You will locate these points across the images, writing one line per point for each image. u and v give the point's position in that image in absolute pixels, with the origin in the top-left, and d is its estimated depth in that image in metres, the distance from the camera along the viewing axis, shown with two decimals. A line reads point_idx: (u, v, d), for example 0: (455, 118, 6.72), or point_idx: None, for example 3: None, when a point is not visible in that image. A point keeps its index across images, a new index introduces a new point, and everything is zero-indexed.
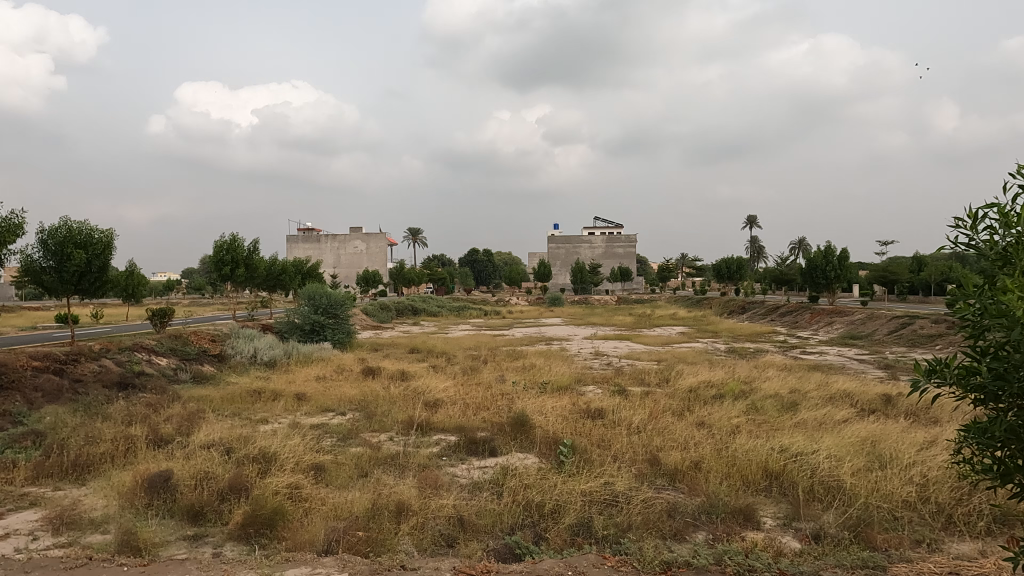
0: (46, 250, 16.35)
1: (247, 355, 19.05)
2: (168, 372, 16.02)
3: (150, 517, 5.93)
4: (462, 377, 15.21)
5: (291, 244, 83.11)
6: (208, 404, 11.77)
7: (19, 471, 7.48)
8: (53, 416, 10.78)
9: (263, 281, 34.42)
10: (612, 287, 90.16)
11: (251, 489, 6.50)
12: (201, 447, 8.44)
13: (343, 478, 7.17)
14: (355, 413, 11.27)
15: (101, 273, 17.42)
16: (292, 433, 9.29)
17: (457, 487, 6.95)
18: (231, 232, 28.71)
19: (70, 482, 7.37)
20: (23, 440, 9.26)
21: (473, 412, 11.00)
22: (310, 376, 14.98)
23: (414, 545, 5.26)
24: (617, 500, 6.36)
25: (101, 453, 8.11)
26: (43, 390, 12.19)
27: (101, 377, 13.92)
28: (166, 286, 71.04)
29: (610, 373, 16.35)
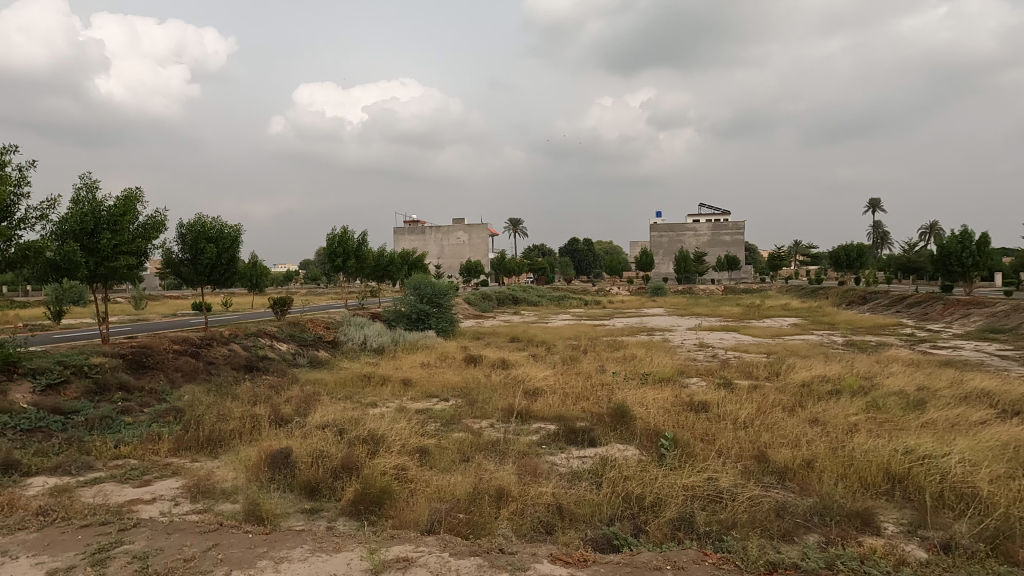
0: (183, 245, 18.04)
1: (358, 342, 20.09)
2: (288, 357, 17.22)
3: (272, 490, 6.42)
4: (562, 366, 15.26)
5: (398, 236, 86.54)
6: (323, 387, 12.57)
7: (163, 443, 8.35)
8: (190, 394, 11.93)
9: (373, 269, 35.99)
10: (719, 276, 86.95)
11: (362, 468, 6.88)
12: (317, 427, 9.02)
13: (445, 462, 7.43)
14: (458, 399, 11.60)
15: (230, 265, 18.94)
16: (399, 417, 9.74)
17: (557, 476, 6.99)
18: (342, 226, 30.25)
19: (205, 454, 8.15)
20: (166, 416, 10.33)
21: (573, 401, 11.01)
22: (416, 363, 15.59)
23: (514, 530, 5.37)
24: (721, 496, 6.14)
25: (231, 429, 8.88)
26: (183, 370, 13.52)
27: (230, 360, 15.20)
28: (285, 275, 76.03)
29: (716, 365, 15.80)
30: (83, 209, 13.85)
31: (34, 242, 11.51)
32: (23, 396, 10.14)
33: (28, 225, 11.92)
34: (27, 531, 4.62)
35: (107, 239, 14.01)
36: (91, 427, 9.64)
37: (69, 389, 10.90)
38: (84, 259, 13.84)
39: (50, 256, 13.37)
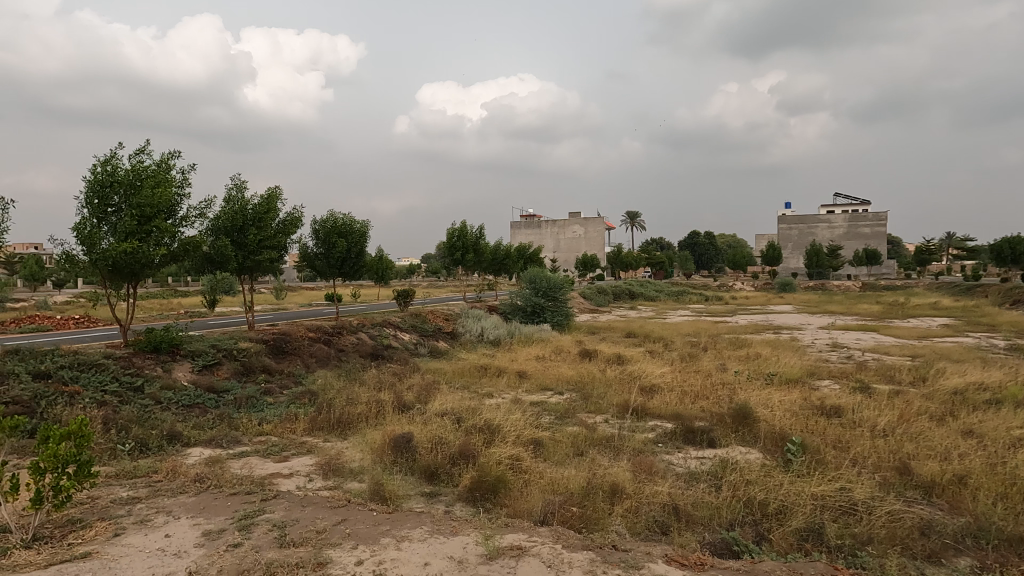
0: (318, 240, 19.39)
1: (475, 334, 20.68)
2: (410, 346, 18.04)
3: (395, 472, 6.76)
4: (680, 363, 14.83)
5: (515, 230, 87.85)
6: (442, 377, 13.06)
7: (300, 423, 9.08)
8: (323, 378, 12.87)
9: (490, 263, 36.83)
10: (856, 271, 80.49)
11: (478, 456, 7.08)
12: (436, 415, 9.39)
13: (559, 455, 7.46)
14: (572, 393, 11.61)
15: (358, 259, 20.12)
16: (514, 408, 9.91)
17: (673, 475, 6.80)
18: (461, 221, 31.16)
19: (336, 434, 8.75)
20: (302, 398, 11.22)
21: (692, 400, 10.66)
22: (531, 356, 15.78)
23: (627, 528, 5.30)
24: (855, 508, 5.69)
25: (358, 413, 9.46)
26: (317, 356, 14.59)
27: (359, 348, 16.19)
28: (408, 268, 79.59)
29: (851, 367, 14.65)
30: (233, 208, 15.29)
31: (193, 237, 12.84)
32: (184, 375, 11.42)
33: (188, 222, 13.34)
34: (187, 495, 5.16)
35: (253, 235, 15.38)
36: (239, 406, 10.66)
37: (221, 370, 12.12)
38: (234, 253, 15.30)
39: (206, 251, 14.92)
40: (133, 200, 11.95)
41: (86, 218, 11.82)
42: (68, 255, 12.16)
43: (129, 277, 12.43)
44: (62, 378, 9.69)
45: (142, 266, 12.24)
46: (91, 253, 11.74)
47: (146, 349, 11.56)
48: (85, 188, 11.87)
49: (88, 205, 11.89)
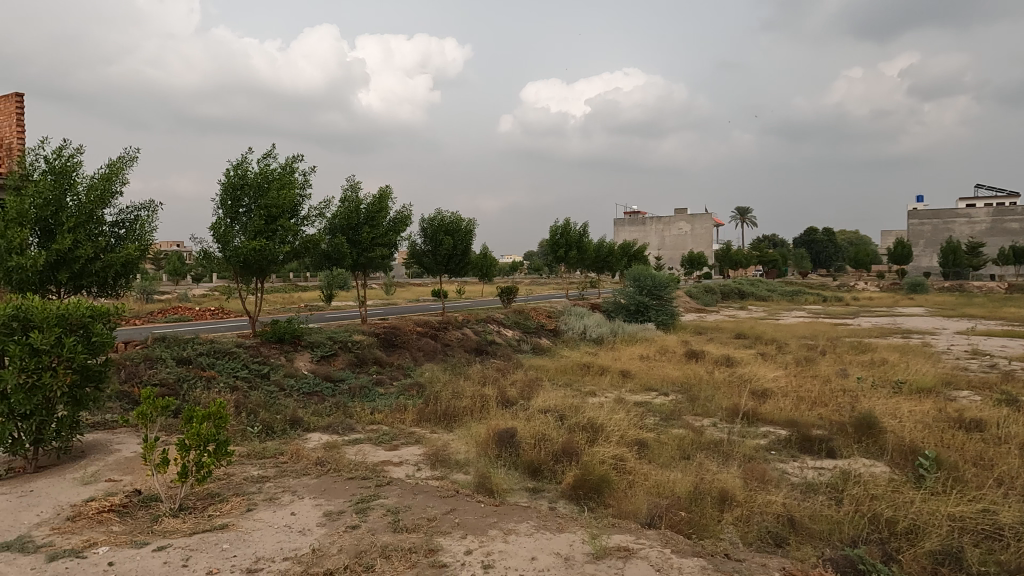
0: (426, 237, 20.08)
1: (578, 331, 20.63)
2: (514, 342, 18.29)
3: (500, 466, 6.87)
4: (795, 367, 14.04)
5: (618, 227, 86.72)
6: (545, 374, 13.13)
7: (409, 414, 9.47)
8: (430, 372, 13.34)
9: (594, 261, 36.58)
10: (1001, 271, 72.67)
11: (581, 454, 7.05)
12: (539, 411, 9.46)
13: (665, 457, 7.29)
14: (678, 394, 11.31)
15: (464, 256, 20.63)
16: (618, 408, 9.80)
17: (789, 485, 6.45)
18: (565, 218, 31.16)
19: (442, 426, 9.04)
20: (410, 390, 11.68)
21: (808, 406, 10.07)
22: (635, 355, 15.53)
23: (739, 537, 5.08)
24: (1001, 534, 5.15)
25: (464, 406, 9.73)
26: (425, 350, 15.13)
27: (464, 343, 16.61)
28: (511, 265, 80.57)
29: (995, 377, 13.24)
30: (349, 207, 16.14)
31: (313, 235, 13.66)
32: (305, 364, 12.24)
33: (309, 221, 14.21)
34: (309, 476, 5.52)
35: (366, 233, 16.16)
36: (353, 395, 11.26)
37: (337, 360, 12.86)
38: (349, 250, 16.15)
39: (324, 248, 15.85)
40: (261, 202, 12.92)
41: (221, 219, 12.94)
42: (206, 252, 13.34)
43: (258, 273, 13.43)
44: (201, 364, 10.65)
45: (269, 262, 13.21)
46: (226, 250, 12.83)
47: (272, 339, 12.49)
48: (220, 192, 13.00)
49: (222, 207, 13.01)
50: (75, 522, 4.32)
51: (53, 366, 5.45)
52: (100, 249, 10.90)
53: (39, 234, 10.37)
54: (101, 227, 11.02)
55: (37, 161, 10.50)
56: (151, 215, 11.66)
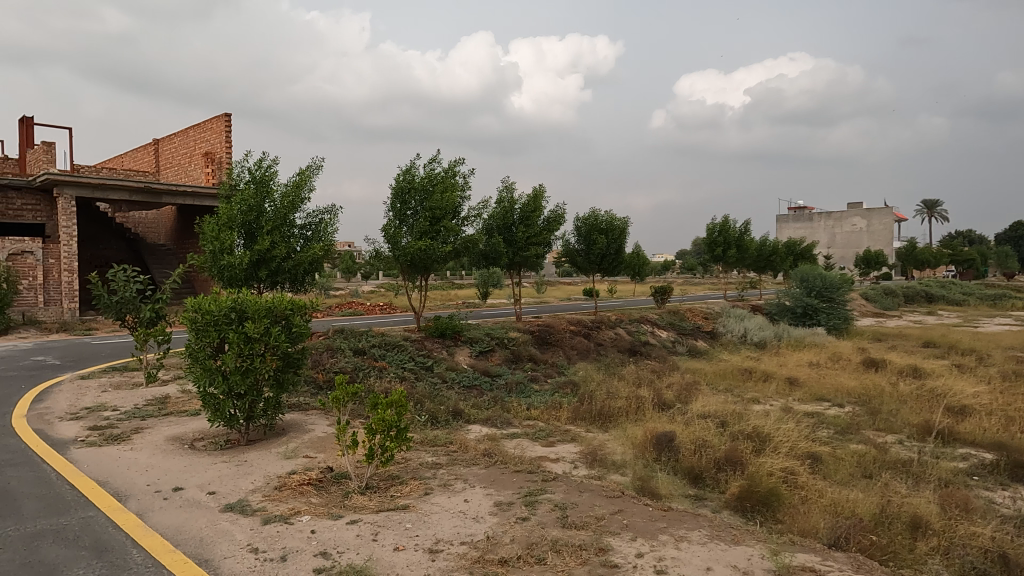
0: (579, 236, 20.19)
1: (738, 335, 19.64)
2: (668, 344, 17.81)
3: (660, 469, 6.72)
4: (1002, 383, 12.25)
5: (781, 224, 81.17)
6: (703, 377, 12.64)
7: (565, 411, 9.60)
8: (584, 370, 13.40)
9: (754, 260, 34.55)
10: None
11: (747, 464, 6.70)
12: (699, 416, 9.13)
13: (843, 474, 6.71)
14: (855, 406, 10.35)
15: (617, 256, 20.45)
16: (785, 417, 9.18)
17: (997, 517, 5.66)
18: (723, 215, 29.76)
19: (598, 425, 9.05)
20: (565, 388, 11.82)
21: (1020, 429, 8.74)
22: (803, 362, 14.45)
23: (941, 570, 4.55)
24: None
25: (619, 407, 9.66)
26: (578, 348, 15.23)
27: (617, 343, 16.48)
28: (663, 264, 78.63)
29: None
30: (504, 208, 16.66)
31: (473, 235, 14.24)
32: (464, 358, 12.85)
33: (468, 222, 14.86)
34: (478, 466, 5.78)
35: (521, 232, 16.58)
36: (510, 390, 11.62)
37: (494, 356, 13.35)
38: (506, 250, 16.68)
39: (482, 248, 16.49)
40: (426, 204, 13.72)
41: (391, 220, 13.94)
42: (378, 252, 14.44)
43: (423, 271, 14.29)
44: (374, 355, 11.56)
45: (433, 261, 13.98)
46: (395, 249, 13.82)
47: (434, 334, 13.24)
48: (390, 195, 14.02)
49: (392, 209, 14.03)
50: (282, 491, 4.89)
51: (263, 353, 6.21)
52: (292, 249, 12.21)
53: (245, 237, 11.83)
54: (293, 230, 12.32)
55: (243, 173, 11.99)
56: (332, 217, 12.83)
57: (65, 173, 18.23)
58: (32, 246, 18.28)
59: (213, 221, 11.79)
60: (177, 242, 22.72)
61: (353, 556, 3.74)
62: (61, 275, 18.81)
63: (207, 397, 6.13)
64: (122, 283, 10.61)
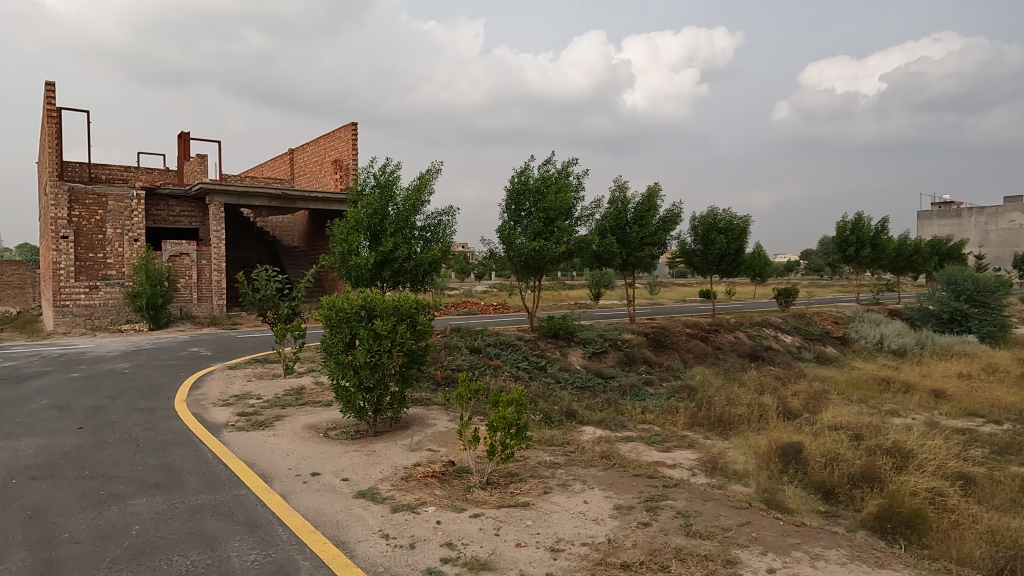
0: (696, 236, 19.57)
1: (873, 341, 18.20)
2: (793, 349, 16.83)
3: (787, 480, 6.37)
4: None
5: (923, 221, 74.21)
6: (834, 386, 11.82)
7: (681, 416, 9.35)
8: (701, 375, 12.95)
9: (892, 261, 31.83)
10: None
11: (887, 482, 6.19)
12: (829, 427, 8.55)
13: (1003, 499, 6.03)
14: (1015, 424, 9.27)
15: (737, 256, 19.61)
16: (931, 433, 8.38)
17: None
18: (856, 212, 27.67)
19: (717, 432, 8.73)
20: (681, 392, 11.51)
21: None
22: (951, 372, 13.13)
23: None
24: None
25: (740, 414, 9.26)
26: (694, 352, 14.78)
27: (736, 347, 15.81)
28: (786, 265, 74.33)
29: None
30: (618, 208, 16.50)
31: (586, 235, 14.18)
32: (577, 359, 12.84)
33: (582, 222, 14.82)
34: (596, 468, 5.76)
35: (635, 232, 16.32)
36: (623, 393, 11.47)
37: (607, 357, 13.24)
38: (619, 250, 16.49)
39: (595, 248, 16.41)
40: (540, 205, 13.84)
41: (506, 221, 14.20)
42: (493, 252, 14.76)
43: (536, 271, 14.43)
44: (489, 354, 11.83)
45: (547, 262, 14.08)
46: (510, 250, 14.07)
47: (548, 334, 13.33)
48: (505, 197, 14.29)
49: (507, 211, 14.29)
50: (408, 481, 5.13)
51: (390, 348, 6.54)
52: (412, 250, 12.76)
53: (371, 238, 12.50)
54: (414, 231, 12.86)
55: (369, 178, 12.68)
56: (450, 219, 13.26)
57: (215, 182, 20.15)
58: (188, 249, 20.38)
59: (342, 224, 12.57)
60: (309, 244, 24.42)
61: (477, 549, 3.85)
62: (211, 275, 20.81)
63: (340, 389, 6.54)
64: (264, 282, 11.56)
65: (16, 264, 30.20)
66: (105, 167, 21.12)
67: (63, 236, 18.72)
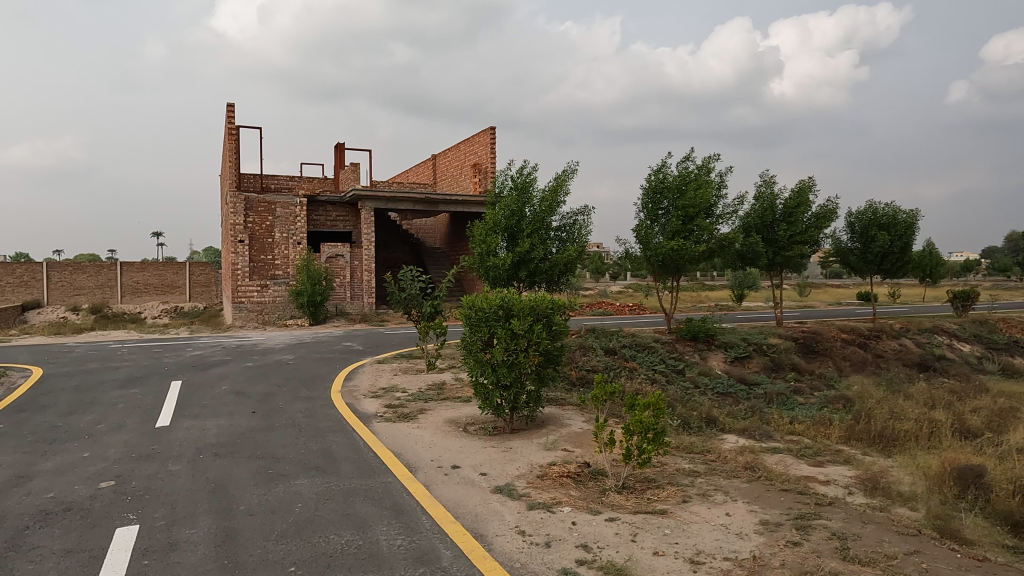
0: (854, 233, 17.95)
1: None
2: (972, 360, 14.92)
3: (964, 506, 5.65)
4: None
5: None
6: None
7: (836, 430, 8.62)
8: (859, 385, 11.86)
9: None
10: None
11: None
12: (1018, 451, 7.47)
13: None
14: None
15: (902, 255, 17.75)
16: None
17: None
18: None
19: (878, 448, 7.95)
20: (836, 402, 10.62)
21: None
22: None
23: None
24: None
25: (906, 430, 8.37)
26: (851, 360, 13.60)
27: (902, 355, 14.31)
28: (964, 265, 66.07)
29: None
30: (764, 205, 15.58)
31: (729, 233, 13.51)
32: (718, 364, 12.28)
33: (724, 220, 14.15)
34: (739, 480, 5.46)
35: (783, 230, 15.29)
36: (769, 401, 10.79)
37: (752, 363, 12.53)
38: (765, 250, 15.57)
39: (738, 248, 15.62)
40: (678, 203, 13.40)
41: (643, 221, 13.93)
42: (629, 252, 14.52)
43: (674, 271, 13.99)
44: (625, 356, 11.65)
45: (686, 262, 13.61)
46: (647, 249, 13.77)
47: (686, 336, 12.85)
48: (642, 195, 14.01)
49: (644, 210, 14.01)
50: (544, 480, 5.18)
51: (527, 348, 6.65)
52: (548, 251, 12.88)
53: (508, 239, 12.80)
54: (550, 232, 12.99)
55: (507, 181, 12.99)
56: (585, 220, 13.23)
57: (367, 188, 21.65)
58: (342, 250, 22.07)
59: (480, 226, 12.98)
60: (450, 245, 25.49)
61: (613, 553, 3.81)
62: (363, 275, 22.37)
63: (478, 386, 6.76)
64: (409, 282, 12.24)
65: (203, 265, 34.39)
66: (274, 177, 23.45)
67: (240, 240, 21.04)
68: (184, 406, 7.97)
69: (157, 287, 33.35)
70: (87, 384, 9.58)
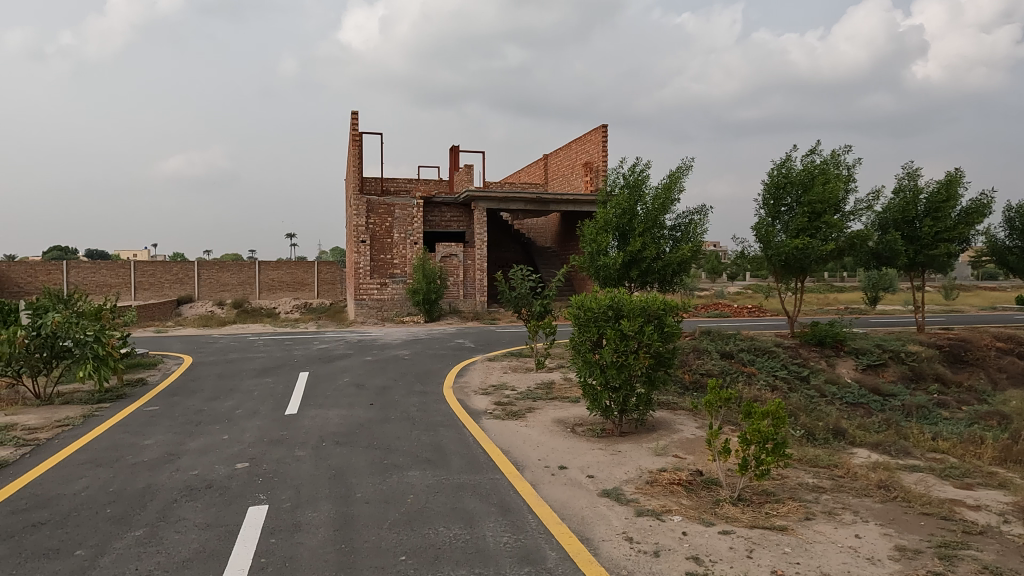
0: (1013, 230, 16.02)
1: None
2: None
3: None
4: None
5: None
6: None
7: (989, 449, 7.70)
8: (1018, 400, 10.54)
9: None
10: None
11: None
12: None
13: None
14: None
15: None
16: None
17: None
18: None
19: None
20: (989, 419, 9.50)
21: None
22: None
23: None
24: None
25: None
26: (1008, 372, 12.12)
27: None
28: None
29: None
30: (905, 199, 14.26)
31: (862, 231, 12.46)
32: (848, 371, 11.38)
33: (856, 216, 13.08)
34: (871, 499, 5.00)
35: (927, 226, 13.93)
36: (908, 414, 9.85)
37: (887, 371, 11.50)
38: (905, 248, 14.27)
39: (873, 246, 14.44)
40: (804, 198, 12.54)
41: (764, 218, 13.20)
42: (747, 252, 13.84)
43: (799, 272, 13.15)
44: (742, 360, 11.09)
45: (812, 261, 12.72)
46: (768, 249, 13.03)
47: (811, 341, 12.06)
48: (763, 192, 13.28)
49: (765, 206, 13.27)
50: (653, 487, 5.03)
51: (637, 349, 6.49)
52: (661, 250, 12.52)
53: (619, 238, 12.59)
54: (663, 231, 12.62)
55: (618, 178, 12.79)
56: (701, 218, 12.73)
57: (479, 189, 22.14)
58: (456, 250, 22.71)
59: (592, 224, 12.86)
60: (561, 245, 25.50)
61: (726, 568, 3.61)
62: (475, 273, 22.89)
63: (587, 387, 6.68)
64: (519, 281, 12.37)
65: (330, 264, 36.71)
66: (394, 180, 24.58)
67: (362, 240, 22.27)
68: (310, 396, 8.53)
69: (290, 284, 36.05)
70: (228, 372, 10.52)
